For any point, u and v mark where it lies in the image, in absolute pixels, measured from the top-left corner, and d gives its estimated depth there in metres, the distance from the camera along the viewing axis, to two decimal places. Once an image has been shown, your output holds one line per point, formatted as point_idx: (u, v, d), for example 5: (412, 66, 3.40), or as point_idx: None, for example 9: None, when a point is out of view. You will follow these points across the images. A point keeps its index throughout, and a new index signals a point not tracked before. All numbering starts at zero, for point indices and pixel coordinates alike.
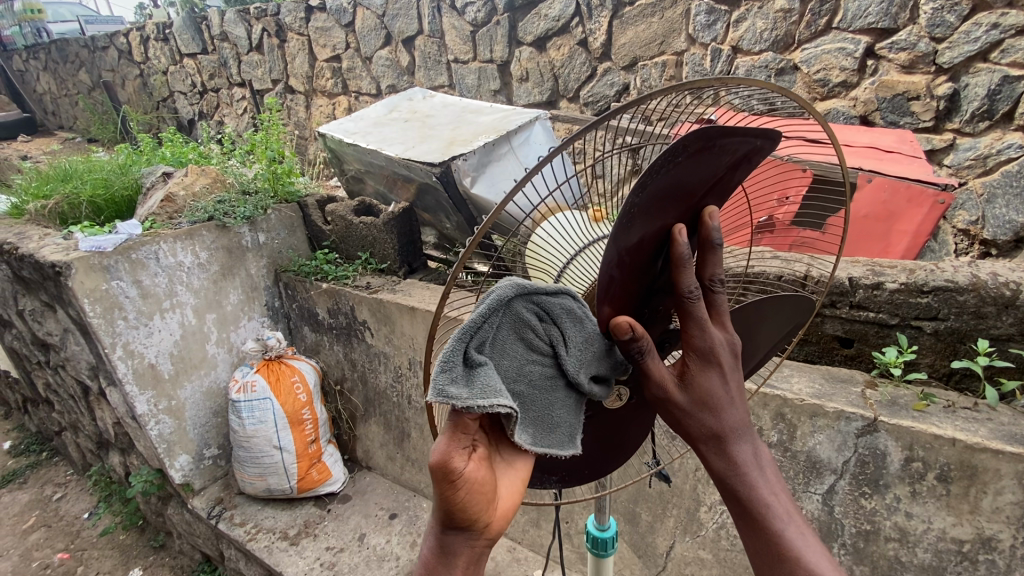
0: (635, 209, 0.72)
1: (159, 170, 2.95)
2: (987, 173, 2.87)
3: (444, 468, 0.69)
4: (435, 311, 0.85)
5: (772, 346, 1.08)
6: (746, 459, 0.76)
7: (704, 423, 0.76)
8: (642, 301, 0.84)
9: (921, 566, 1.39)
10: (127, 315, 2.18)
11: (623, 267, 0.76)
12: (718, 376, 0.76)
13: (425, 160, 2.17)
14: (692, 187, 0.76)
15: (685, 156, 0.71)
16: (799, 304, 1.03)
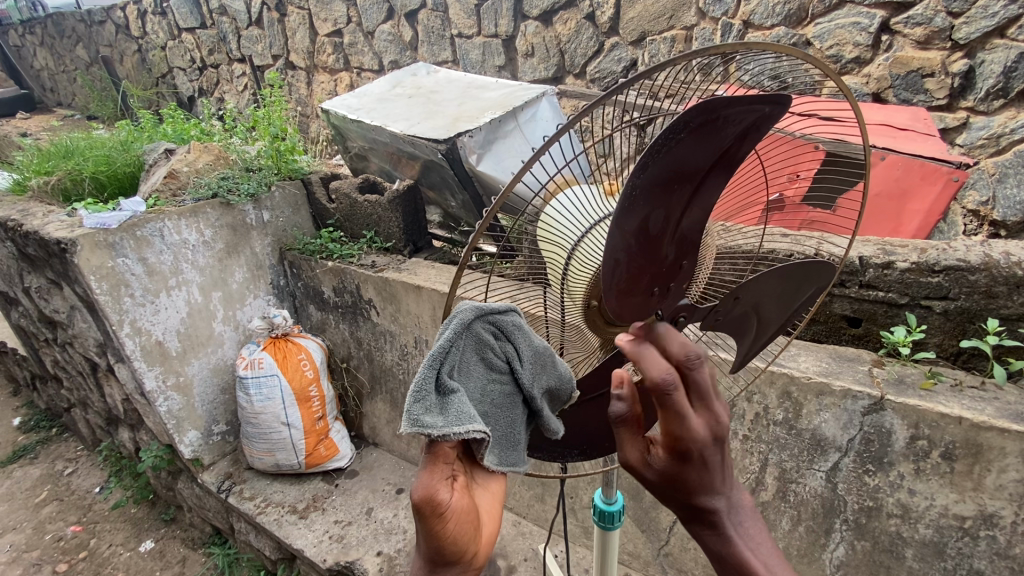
0: (637, 190, 0.73)
1: (161, 146, 2.92)
2: (1000, 152, 2.83)
3: (432, 501, 0.73)
4: (450, 289, 0.87)
5: (789, 312, 1.08)
6: (723, 530, 0.78)
7: (680, 498, 0.78)
8: (655, 287, 0.84)
9: (922, 542, 1.41)
10: (134, 293, 2.18)
11: (629, 251, 0.77)
12: (695, 466, 0.75)
13: (430, 136, 2.14)
14: (696, 163, 0.77)
15: (686, 133, 0.72)
16: (819, 270, 1.03)
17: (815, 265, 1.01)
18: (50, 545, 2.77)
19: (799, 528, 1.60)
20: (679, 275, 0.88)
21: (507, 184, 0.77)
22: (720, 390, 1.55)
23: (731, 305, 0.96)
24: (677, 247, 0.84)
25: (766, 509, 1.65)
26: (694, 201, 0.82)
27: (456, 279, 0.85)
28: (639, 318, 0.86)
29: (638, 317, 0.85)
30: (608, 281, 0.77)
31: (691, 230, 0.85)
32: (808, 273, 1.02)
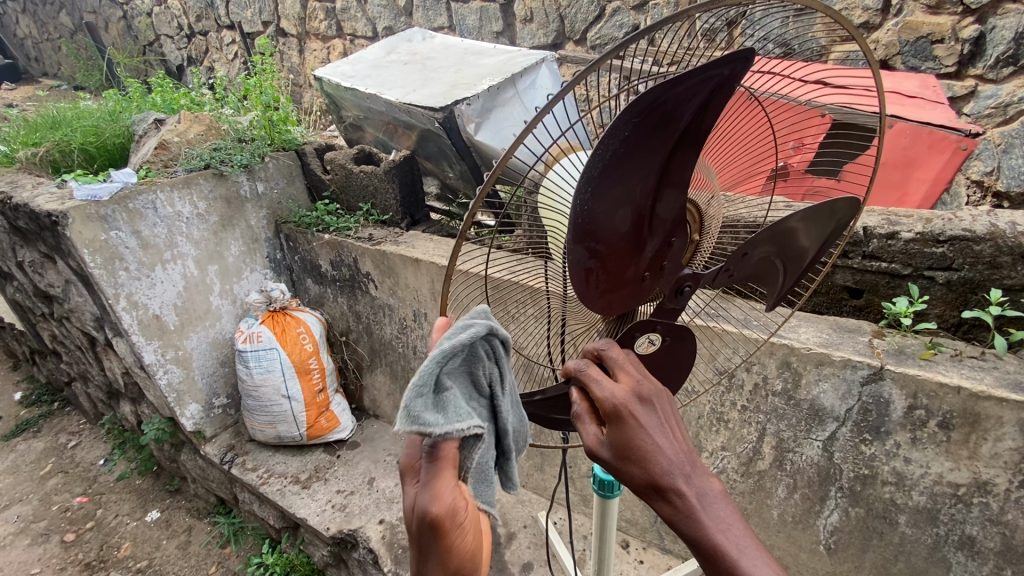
0: (591, 201, 0.71)
1: (150, 117, 2.85)
2: (1006, 122, 2.79)
3: (441, 510, 0.78)
4: (448, 265, 0.84)
5: (810, 255, 1.03)
6: (684, 501, 0.75)
7: (635, 475, 0.78)
8: (637, 279, 0.82)
9: (915, 508, 1.44)
10: (128, 266, 2.15)
11: (600, 256, 0.76)
12: (635, 429, 0.78)
13: (427, 104, 2.07)
14: (655, 151, 0.71)
15: (630, 130, 0.67)
16: (837, 208, 0.95)
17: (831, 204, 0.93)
18: (57, 516, 2.82)
19: (795, 496, 1.62)
20: (671, 253, 0.84)
21: (501, 160, 0.73)
22: (720, 360, 1.55)
23: (740, 261, 0.93)
24: (660, 233, 0.80)
25: (762, 477, 1.67)
26: (667, 186, 0.76)
27: (455, 255, 0.82)
28: (629, 303, 0.85)
29: (626, 302, 0.85)
30: (580, 290, 0.78)
31: (672, 211, 0.78)
32: (825, 213, 0.94)
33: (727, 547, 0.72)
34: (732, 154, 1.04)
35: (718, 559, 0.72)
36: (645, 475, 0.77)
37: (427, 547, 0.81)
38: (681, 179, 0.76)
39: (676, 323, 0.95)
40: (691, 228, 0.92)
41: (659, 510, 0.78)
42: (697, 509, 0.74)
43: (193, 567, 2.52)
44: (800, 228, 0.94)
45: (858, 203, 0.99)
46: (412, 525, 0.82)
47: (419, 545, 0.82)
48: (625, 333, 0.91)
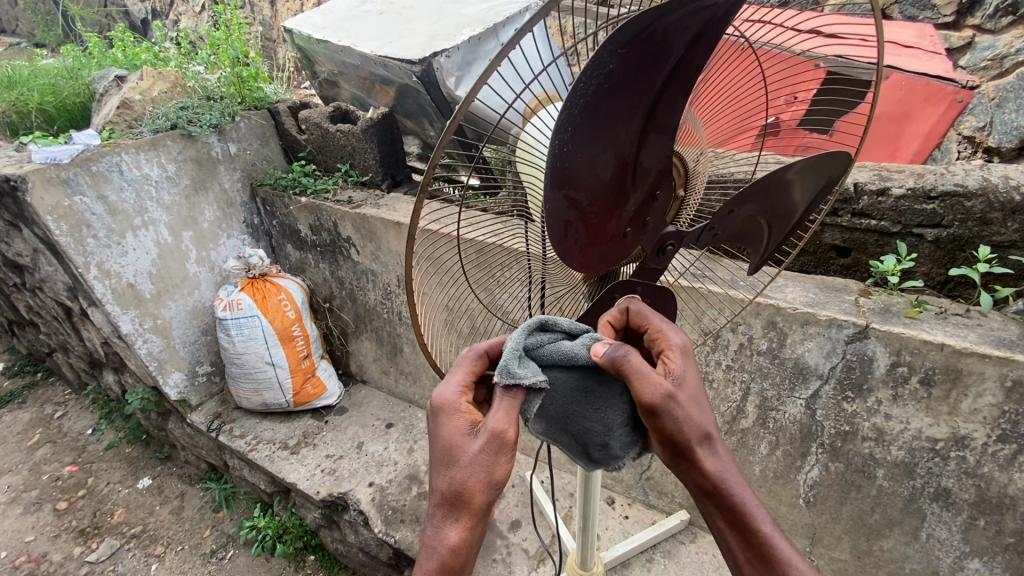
0: (570, 143, 0.65)
1: (111, 74, 2.69)
2: (1002, 74, 2.90)
3: (505, 434, 0.72)
4: (412, 221, 0.78)
5: (799, 213, 0.99)
6: (726, 459, 0.80)
7: (698, 424, 0.78)
8: (619, 235, 0.78)
9: (893, 462, 1.47)
10: (97, 234, 2.06)
11: (579, 207, 0.71)
12: (697, 375, 0.82)
13: (403, 56, 1.96)
14: (642, 90, 0.66)
15: (616, 62, 0.61)
16: (832, 160, 0.90)
17: (826, 156, 0.88)
18: (48, 485, 2.82)
19: (777, 452, 1.65)
20: (655, 208, 0.79)
21: (463, 103, 0.66)
22: (707, 321, 1.53)
23: (726, 219, 0.89)
24: (645, 185, 0.75)
25: (746, 435, 1.69)
26: (654, 131, 0.71)
27: (418, 212, 0.76)
28: (610, 261, 0.81)
29: (608, 259, 0.81)
30: (558, 243, 0.73)
31: (657, 161, 0.74)
32: (820, 166, 0.90)
33: (756, 510, 0.80)
34: (718, 105, 0.98)
35: (750, 519, 0.79)
36: (706, 424, 0.80)
37: (469, 473, 0.72)
38: (668, 125, 0.71)
39: (657, 284, 0.92)
40: (676, 183, 0.88)
41: (706, 465, 0.79)
42: (733, 465, 0.81)
43: (187, 531, 2.54)
44: (792, 181, 0.90)
45: (854, 155, 0.94)
46: (457, 448, 0.74)
47: (458, 474, 0.73)
48: (607, 293, 0.90)
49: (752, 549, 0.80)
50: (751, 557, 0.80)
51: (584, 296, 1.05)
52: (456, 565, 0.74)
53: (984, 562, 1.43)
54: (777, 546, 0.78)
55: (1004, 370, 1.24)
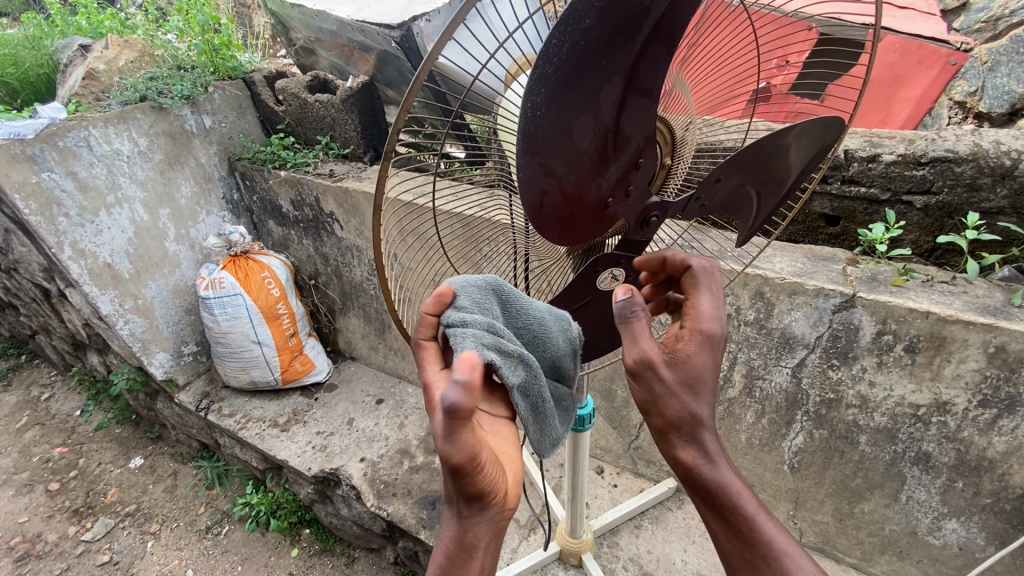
0: (544, 108, 0.62)
1: (75, 42, 2.57)
2: (996, 35, 3.23)
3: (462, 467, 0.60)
4: (379, 192, 0.74)
5: (792, 180, 0.96)
6: (714, 448, 0.81)
7: (682, 416, 0.78)
8: (599, 206, 0.75)
9: (876, 428, 1.49)
10: (68, 212, 1.99)
11: (556, 176, 0.68)
12: (706, 362, 0.80)
13: (381, 21, 1.88)
14: (622, 50, 0.62)
15: (594, 18, 0.57)
16: (827, 124, 0.87)
17: (822, 119, 0.85)
18: (38, 466, 2.80)
19: (763, 420, 1.67)
20: (639, 176, 0.76)
21: (427, 62, 0.63)
22: None
23: (713, 188, 0.86)
24: (627, 156, 0.72)
25: (732, 404, 1.70)
26: (636, 94, 0.67)
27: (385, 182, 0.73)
28: (589, 233, 0.79)
29: (588, 232, 0.78)
30: (533, 213, 0.70)
31: (640, 127, 0.70)
32: (815, 132, 0.87)
33: (742, 495, 0.81)
34: (705, 70, 0.93)
35: (737, 505, 0.80)
36: (699, 410, 0.79)
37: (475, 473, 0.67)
38: (651, 88, 0.68)
39: (641, 257, 0.89)
40: (662, 151, 0.86)
41: (685, 449, 0.80)
42: (722, 452, 0.82)
43: (182, 509, 2.56)
44: (787, 146, 0.87)
45: (849, 120, 0.92)
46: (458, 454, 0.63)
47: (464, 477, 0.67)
48: (589, 267, 0.85)
49: (734, 532, 0.82)
50: (729, 536, 0.83)
51: (568, 268, 1.03)
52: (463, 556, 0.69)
53: (961, 522, 1.47)
54: (763, 530, 0.80)
55: (988, 336, 1.25)
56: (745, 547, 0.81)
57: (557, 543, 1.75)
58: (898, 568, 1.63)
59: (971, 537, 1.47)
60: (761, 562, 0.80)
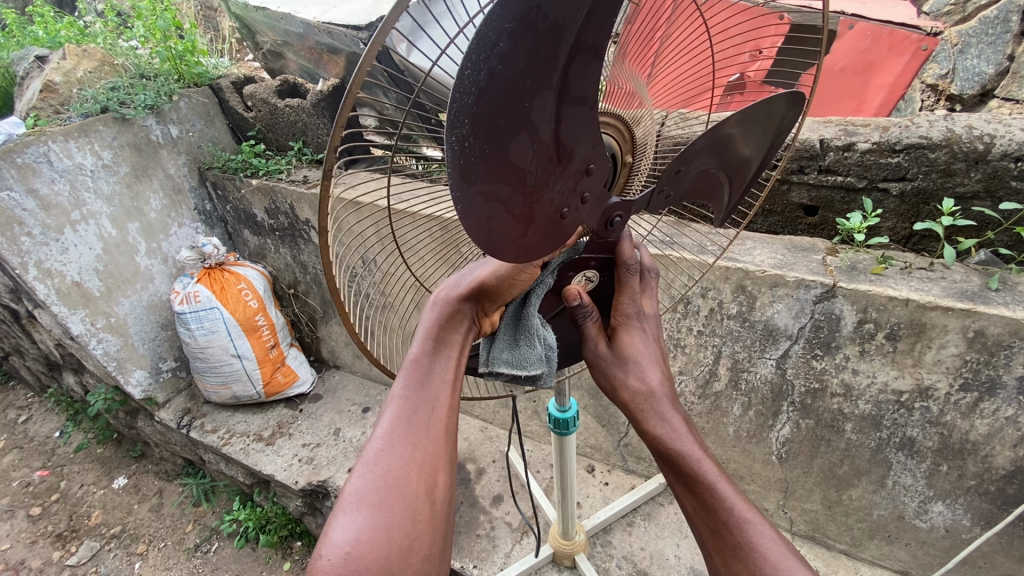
0: (472, 137, 0.57)
1: (32, 54, 2.50)
2: (963, 19, 3.32)
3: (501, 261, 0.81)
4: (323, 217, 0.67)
5: (757, 164, 0.94)
6: (673, 417, 0.80)
7: (631, 386, 0.82)
8: (556, 220, 0.71)
9: (861, 416, 1.49)
10: (31, 231, 1.91)
11: (502, 200, 0.63)
12: (642, 340, 0.86)
13: (348, 22, 1.83)
14: (547, 63, 0.58)
15: (507, 41, 0.53)
16: (774, 108, 0.83)
17: (761, 104, 0.81)
18: (19, 491, 2.72)
19: (749, 413, 1.67)
20: (591, 183, 0.74)
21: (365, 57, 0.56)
22: (676, 288, 1.52)
23: (674, 179, 0.84)
24: (573, 166, 0.69)
25: (719, 398, 1.70)
26: (570, 104, 0.64)
27: (326, 213, 0.66)
28: (552, 248, 0.74)
29: (549, 248, 0.74)
30: (483, 239, 0.64)
31: (579, 135, 0.68)
32: (760, 116, 0.84)
33: (703, 464, 0.77)
34: (666, 60, 0.89)
35: (695, 472, 0.76)
36: (648, 381, 0.82)
37: (478, 267, 0.79)
38: (582, 95, 0.65)
39: (612, 257, 0.87)
40: (622, 149, 0.86)
41: (648, 419, 0.80)
42: (679, 420, 0.80)
43: (169, 528, 2.50)
44: (743, 134, 0.85)
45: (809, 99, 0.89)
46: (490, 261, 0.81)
47: (470, 269, 0.81)
48: (561, 274, 0.85)
49: (698, 504, 0.77)
50: (696, 511, 0.77)
51: None
52: (448, 315, 0.76)
53: (947, 504, 1.48)
54: (723, 499, 0.75)
55: (966, 322, 1.25)
56: (707, 519, 0.76)
57: (549, 546, 1.73)
58: (887, 552, 1.65)
59: (958, 519, 1.49)
60: (725, 533, 0.74)
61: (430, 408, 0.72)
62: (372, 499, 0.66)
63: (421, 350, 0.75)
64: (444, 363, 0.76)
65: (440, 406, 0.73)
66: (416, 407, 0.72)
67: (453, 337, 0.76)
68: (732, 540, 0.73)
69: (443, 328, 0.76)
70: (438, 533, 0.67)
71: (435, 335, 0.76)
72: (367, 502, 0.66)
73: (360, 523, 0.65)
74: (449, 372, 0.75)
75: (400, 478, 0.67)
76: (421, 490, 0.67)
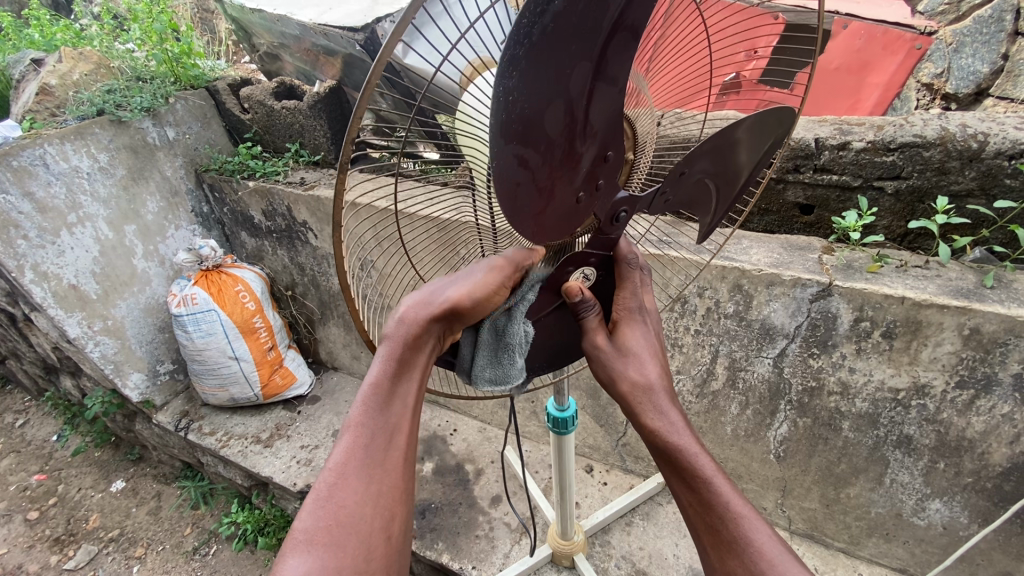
0: (515, 95, 0.58)
1: (28, 57, 2.50)
2: (957, 19, 3.33)
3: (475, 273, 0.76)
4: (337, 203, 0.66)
5: (746, 176, 0.94)
6: (671, 411, 0.80)
7: (629, 378, 0.82)
8: (575, 197, 0.72)
9: (858, 414, 1.50)
10: (27, 234, 1.91)
11: (531, 168, 0.64)
12: (643, 334, 0.87)
13: (344, 24, 1.83)
14: (591, 32, 0.59)
15: (561, 0, 0.54)
16: (769, 119, 0.84)
17: (773, 113, 0.83)
18: (16, 495, 2.71)
19: (747, 412, 1.67)
20: (610, 169, 0.74)
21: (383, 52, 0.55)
22: (673, 288, 1.52)
23: (677, 181, 0.85)
24: (597, 147, 0.70)
25: (716, 397, 1.70)
26: (605, 83, 0.65)
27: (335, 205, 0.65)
28: (563, 231, 0.75)
29: (564, 227, 0.75)
30: (509, 206, 0.65)
31: (608, 115, 0.69)
32: (761, 125, 0.85)
33: (700, 458, 0.77)
34: (665, 62, 0.90)
35: (692, 466, 0.76)
36: (647, 374, 0.82)
37: (450, 282, 0.74)
38: (618, 76, 0.66)
39: (613, 254, 0.88)
40: (627, 146, 0.84)
41: (646, 413, 0.80)
42: (677, 414, 0.80)
43: (167, 531, 2.49)
44: (740, 141, 0.86)
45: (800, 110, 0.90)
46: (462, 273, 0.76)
47: (440, 282, 0.75)
48: (561, 267, 0.84)
49: (694, 498, 0.77)
50: (691, 506, 0.77)
51: None
52: (414, 338, 0.72)
53: (944, 501, 1.49)
54: (720, 493, 0.75)
55: (962, 319, 1.26)
56: (702, 513, 0.76)
57: (548, 546, 1.73)
58: (885, 550, 1.65)
59: (955, 517, 1.49)
60: (720, 527, 0.74)
61: (390, 438, 0.71)
62: (323, 537, 0.66)
63: (382, 375, 0.72)
64: (407, 388, 0.73)
65: (400, 437, 0.71)
66: (374, 437, 0.70)
67: (418, 362, 0.73)
68: (727, 533, 0.74)
69: (408, 351, 0.72)
70: (393, 567, 0.67)
71: (399, 358, 0.72)
72: (319, 537, 0.65)
73: (311, 561, 0.64)
74: (411, 400, 0.73)
75: (354, 516, 0.67)
76: (376, 526, 0.67)
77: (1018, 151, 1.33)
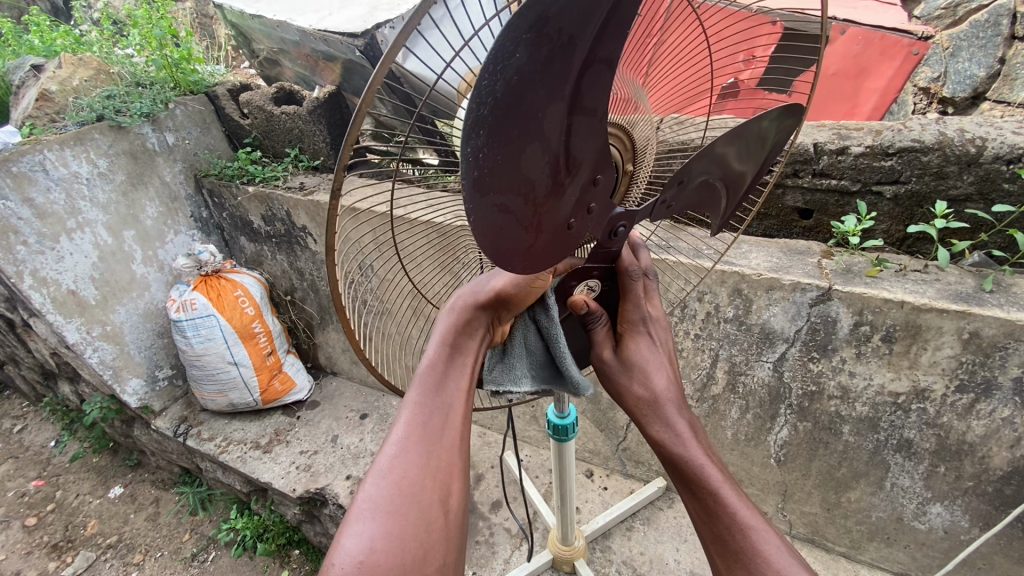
0: (486, 148, 0.56)
1: (27, 63, 2.51)
2: (954, 23, 3.37)
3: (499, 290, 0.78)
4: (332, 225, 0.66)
5: (750, 178, 0.94)
6: (680, 422, 0.80)
7: (635, 392, 0.83)
8: (562, 233, 0.71)
9: (858, 418, 1.50)
10: (26, 240, 1.91)
11: (514, 214, 0.62)
12: (649, 347, 0.86)
13: (344, 29, 1.83)
14: (560, 74, 0.58)
15: (524, 51, 0.52)
16: (771, 125, 0.84)
17: (769, 117, 0.83)
18: (13, 502, 2.70)
19: (747, 416, 1.67)
20: (597, 192, 0.74)
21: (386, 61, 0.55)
22: (673, 292, 1.53)
23: (677, 190, 0.85)
24: (581, 177, 0.69)
25: (717, 401, 1.70)
26: (582, 115, 0.64)
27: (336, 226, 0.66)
28: (557, 258, 0.75)
29: (557, 255, 0.74)
30: (495, 253, 0.64)
31: (588, 145, 0.67)
32: (758, 133, 0.85)
33: (709, 470, 0.77)
34: (662, 67, 0.90)
35: (700, 477, 0.76)
36: (655, 386, 0.82)
37: (490, 276, 0.78)
38: (594, 106, 0.64)
39: (614, 265, 0.88)
40: (624, 158, 0.85)
41: (653, 425, 0.80)
42: (686, 425, 0.80)
43: (165, 537, 2.48)
44: (741, 146, 0.85)
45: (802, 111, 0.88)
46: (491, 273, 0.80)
47: (482, 274, 0.79)
48: (563, 282, 0.84)
49: (704, 511, 0.76)
50: (699, 517, 0.77)
51: None
52: (463, 324, 0.75)
53: (945, 506, 1.48)
54: (728, 505, 0.75)
55: (961, 323, 1.26)
56: (710, 524, 0.76)
57: (549, 552, 1.73)
58: (887, 554, 1.65)
59: (956, 520, 1.49)
60: (730, 539, 0.74)
61: (445, 416, 0.70)
62: (385, 506, 0.63)
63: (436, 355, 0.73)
64: (460, 371, 0.74)
65: (455, 416, 0.71)
66: (430, 414, 0.70)
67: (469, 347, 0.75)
68: (737, 545, 0.73)
69: (461, 332, 0.74)
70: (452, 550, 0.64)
71: (454, 338, 0.74)
72: (378, 511, 0.62)
73: (372, 532, 0.61)
74: (464, 380, 0.73)
75: (416, 483, 0.65)
76: (435, 500, 0.65)
77: (1016, 155, 1.34)
